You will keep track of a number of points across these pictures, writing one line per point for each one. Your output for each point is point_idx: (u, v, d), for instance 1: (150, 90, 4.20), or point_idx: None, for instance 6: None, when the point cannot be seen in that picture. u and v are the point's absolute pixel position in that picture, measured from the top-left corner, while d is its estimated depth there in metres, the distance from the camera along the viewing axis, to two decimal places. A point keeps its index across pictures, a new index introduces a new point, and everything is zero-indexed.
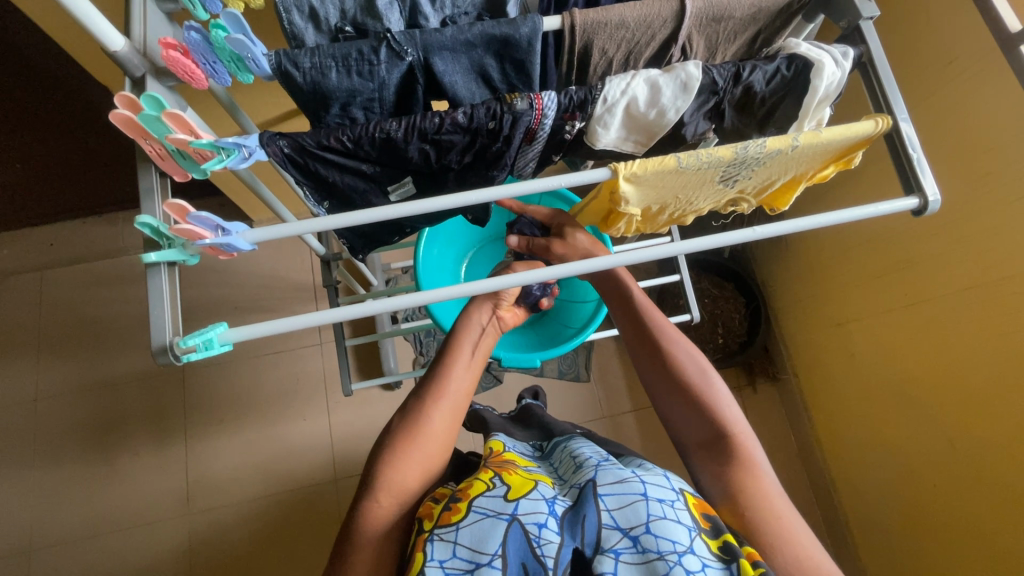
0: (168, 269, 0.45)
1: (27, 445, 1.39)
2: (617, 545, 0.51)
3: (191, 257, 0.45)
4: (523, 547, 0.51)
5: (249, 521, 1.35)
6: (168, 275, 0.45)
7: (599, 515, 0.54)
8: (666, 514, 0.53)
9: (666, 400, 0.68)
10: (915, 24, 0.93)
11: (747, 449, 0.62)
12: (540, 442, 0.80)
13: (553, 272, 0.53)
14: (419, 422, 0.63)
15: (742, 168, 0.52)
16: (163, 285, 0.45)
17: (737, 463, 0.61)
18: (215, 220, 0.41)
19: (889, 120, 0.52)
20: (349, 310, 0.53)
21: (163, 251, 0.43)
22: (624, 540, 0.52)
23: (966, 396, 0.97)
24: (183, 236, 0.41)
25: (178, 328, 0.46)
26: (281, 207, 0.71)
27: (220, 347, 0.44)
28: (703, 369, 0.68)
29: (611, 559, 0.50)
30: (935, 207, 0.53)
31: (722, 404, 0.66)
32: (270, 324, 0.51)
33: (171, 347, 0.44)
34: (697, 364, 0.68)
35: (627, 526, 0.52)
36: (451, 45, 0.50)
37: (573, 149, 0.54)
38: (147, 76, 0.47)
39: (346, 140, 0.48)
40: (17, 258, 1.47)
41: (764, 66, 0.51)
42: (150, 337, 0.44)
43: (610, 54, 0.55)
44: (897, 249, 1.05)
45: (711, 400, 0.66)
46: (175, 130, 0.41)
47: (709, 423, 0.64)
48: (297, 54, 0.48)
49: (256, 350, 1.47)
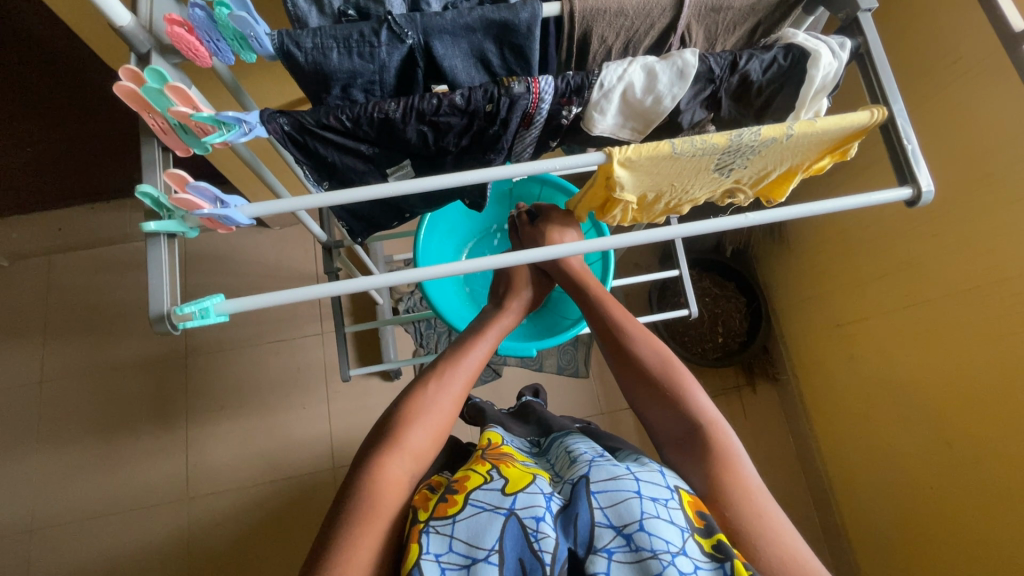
0: (167, 241, 0.46)
1: (32, 426, 1.41)
2: (610, 544, 0.51)
3: (191, 229, 0.46)
4: (520, 542, 0.51)
5: (247, 507, 1.36)
6: (167, 247, 0.46)
7: (593, 513, 0.54)
8: (660, 513, 0.53)
9: (641, 400, 0.70)
10: (920, 23, 0.92)
11: (723, 440, 0.62)
12: (535, 439, 0.79)
13: (546, 252, 0.54)
14: (437, 391, 0.67)
15: (737, 157, 0.52)
16: (161, 256, 0.45)
17: (713, 455, 0.61)
18: (214, 191, 0.42)
19: (886, 111, 0.52)
20: (341, 285, 0.53)
21: (163, 221, 0.43)
22: (618, 538, 0.52)
23: (964, 399, 0.96)
24: (182, 206, 0.42)
25: (176, 298, 0.47)
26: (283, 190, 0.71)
27: (216, 317, 0.45)
28: (673, 367, 0.70)
29: (604, 559, 0.51)
30: (928, 198, 0.53)
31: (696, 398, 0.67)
32: (264, 296, 0.52)
33: (168, 315, 0.45)
34: (668, 363, 0.71)
35: (620, 524, 0.52)
36: (451, 29, 0.51)
37: (571, 134, 0.55)
38: (152, 52, 0.48)
39: (345, 119, 0.49)
40: (26, 242, 1.49)
41: (761, 55, 0.51)
42: (148, 306, 0.45)
43: (609, 42, 0.55)
44: (899, 249, 1.05)
45: (684, 395, 0.67)
46: (177, 103, 0.42)
47: (683, 418, 0.65)
48: (299, 35, 0.49)
49: (258, 338, 1.48)
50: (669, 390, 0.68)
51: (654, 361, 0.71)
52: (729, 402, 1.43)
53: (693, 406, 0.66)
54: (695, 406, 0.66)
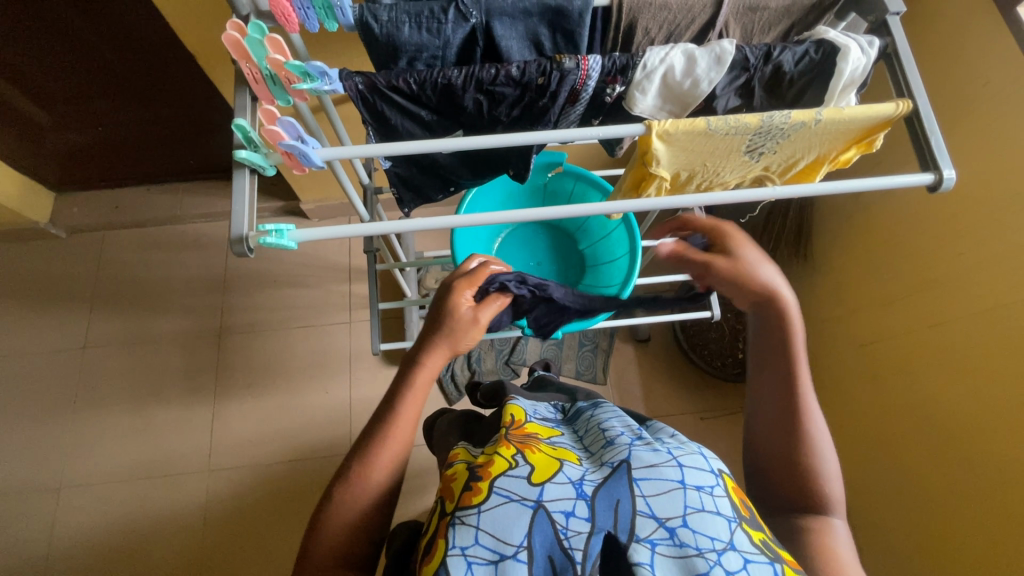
0: (250, 174, 0.57)
1: (70, 388, 1.46)
2: (652, 536, 0.48)
3: (269, 167, 0.57)
4: (550, 539, 0.48)
5: (264, 484, 1.38)
6: (249, 180, 0.58)
7: (634, 501, 0.50)
8: (705, 506, 0.49)
9: (767, 443, 0.59)
10: (951, 49, 0.96)
11: (835, 532, 0.55)
12: (561, 405, 0.81)
13: (577, 209, 0.58)
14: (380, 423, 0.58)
15: (768, 140, 0.57)
16: (244, 185, 0.56)
17: (821, 545, 0.52)
18: (297, 129, 0.52)
19: (910, 104, 0.56)
20: (391, 225, 0.60)
21: (251, 153, 0.55)
22: (660, 530, 0.48)
23: (996, 422, 0.94)
24: (269, 137, 0.52)
25: (252, 224, 0.57)
26: (342, 179, 0.77)
27: (287, 239, 0.56)
28: (821, 428, 0.58)
29: (647, 549, 0.47)
30: (949, 184, 0.57)
31: (830, 474, 0.56)
32: (331, 230, 0.60)
33: (247, 237, 0.55)
34: (820, 423, 0.58)
35: (663, 516, 0.49)
36: (511, 12, 0.57)
37: (612, 112, 0.60)
38: (251, 14, 0.57)
39: (412, 82, 0.54)
40: (86, 216, 1.59)
41: (794, 48, 0.55)
42: (231, 228, 0.55)
43: (652, 33, 0.60)
44: (925, 268, 1.05)
45: (820, 466, 0.56)
46: (272, 53, 0.50)
47: (805, 488, 0.56)
48: (377, 9, 0.55)
49: (290, 322, 1.54)
50: (807, 455, 0.57)
51: (807, 417, 0.58)
52: None
53: (823, 485, 0.56)
54: (822, 485, 0.56)
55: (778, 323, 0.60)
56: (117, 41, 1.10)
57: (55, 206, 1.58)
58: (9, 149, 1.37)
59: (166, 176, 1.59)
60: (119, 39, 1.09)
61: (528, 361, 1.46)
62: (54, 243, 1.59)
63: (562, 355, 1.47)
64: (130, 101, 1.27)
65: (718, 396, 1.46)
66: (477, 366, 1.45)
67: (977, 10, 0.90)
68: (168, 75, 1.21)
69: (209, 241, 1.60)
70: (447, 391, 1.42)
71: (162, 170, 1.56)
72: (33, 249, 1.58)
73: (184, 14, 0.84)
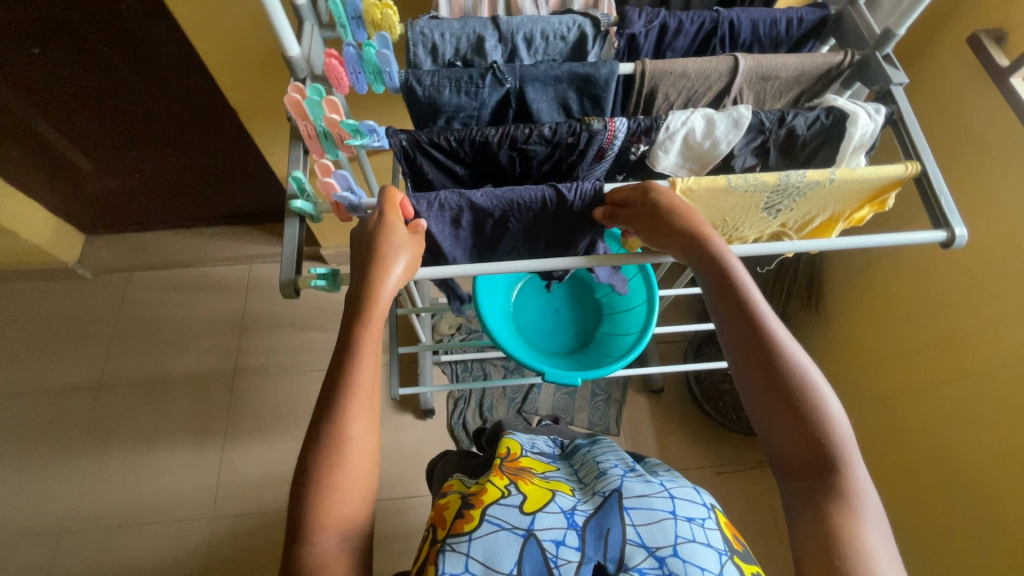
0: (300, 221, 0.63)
1: (82, 429, 1.45)
2: (641, 564, 0.52)
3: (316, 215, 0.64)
4: (539, 566, 0.53)
5: (266, 534, 1.33)
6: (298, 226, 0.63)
7: (625, 530, 0.55)
8: (695, 536, 0.54)
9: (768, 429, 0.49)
10: (952, 113, 1.01)
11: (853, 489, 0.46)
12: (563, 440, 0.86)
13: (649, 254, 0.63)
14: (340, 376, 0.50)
15: (784, 197, 0.61)
16: (295, 230, 0.62)
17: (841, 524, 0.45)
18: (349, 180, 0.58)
19: (919, 167, 0.60)
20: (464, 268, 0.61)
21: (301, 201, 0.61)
22: (650, 559, 0.52)
23: (1016, 479, 0.91)
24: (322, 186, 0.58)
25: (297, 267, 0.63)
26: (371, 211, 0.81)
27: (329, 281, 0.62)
28: (801, 357, 0.50)
29: None
30: (960, 241, 0.61)
31: (836, 421, 0.48)
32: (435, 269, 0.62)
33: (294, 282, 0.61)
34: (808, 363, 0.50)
35: (653, 545, 0.53)
36: (543, 78, 0.61)
37: (636, 168, 0.65)
38: (307, 78, 0.64)
39: (452, 140, 0.59)
40: (115, 259, 1.64)
41: (806, 113, 0.60)
42: (278, 274, 0.61)
43: (672, 98, 0.65)
44: (939, 322, 1.04)
45: (821, 415, 0.48)
46: (329, 112, 0.56)
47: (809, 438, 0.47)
48: (421, 74, 0.60)
49: (303, 366, 1.54)
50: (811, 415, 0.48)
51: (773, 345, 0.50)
52: (764, 476, 1.38)
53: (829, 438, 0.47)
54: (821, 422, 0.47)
55: (730, 273, 0.53)
56: (162, 96, 1.17)
57: (84, 248, 1.64)
58: (44, 190, 1.43)
59: (193, 221, 1.65)
60: (163, 94, 1.16)
61: (540, 411, 1.44)
62: (81, 283, 1.64)
63: (574, 406, 1.45)
64: (169, 148, 1.34)
65: (733, 450, 1.43)
66: (488, 415, 1.44)
67: (980, 81, 0.95)
68: (204, 127, 1.28)
69: (230, 284, 1.64)
70: (457, 437, 1.40)
71: (191, 215, 1.63)
72: (60, 288, 1.63)
73: (230, 71, 0.91)
